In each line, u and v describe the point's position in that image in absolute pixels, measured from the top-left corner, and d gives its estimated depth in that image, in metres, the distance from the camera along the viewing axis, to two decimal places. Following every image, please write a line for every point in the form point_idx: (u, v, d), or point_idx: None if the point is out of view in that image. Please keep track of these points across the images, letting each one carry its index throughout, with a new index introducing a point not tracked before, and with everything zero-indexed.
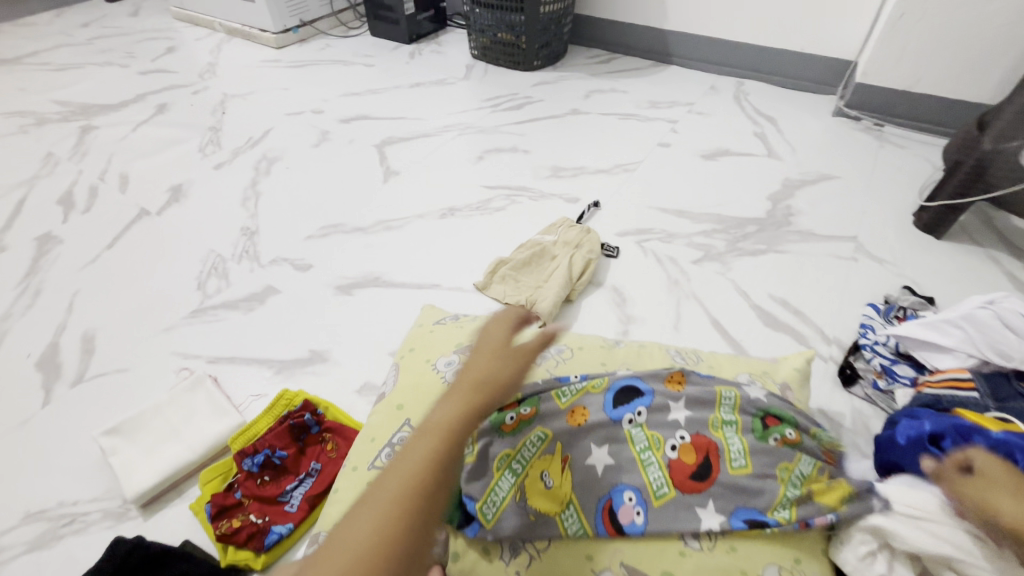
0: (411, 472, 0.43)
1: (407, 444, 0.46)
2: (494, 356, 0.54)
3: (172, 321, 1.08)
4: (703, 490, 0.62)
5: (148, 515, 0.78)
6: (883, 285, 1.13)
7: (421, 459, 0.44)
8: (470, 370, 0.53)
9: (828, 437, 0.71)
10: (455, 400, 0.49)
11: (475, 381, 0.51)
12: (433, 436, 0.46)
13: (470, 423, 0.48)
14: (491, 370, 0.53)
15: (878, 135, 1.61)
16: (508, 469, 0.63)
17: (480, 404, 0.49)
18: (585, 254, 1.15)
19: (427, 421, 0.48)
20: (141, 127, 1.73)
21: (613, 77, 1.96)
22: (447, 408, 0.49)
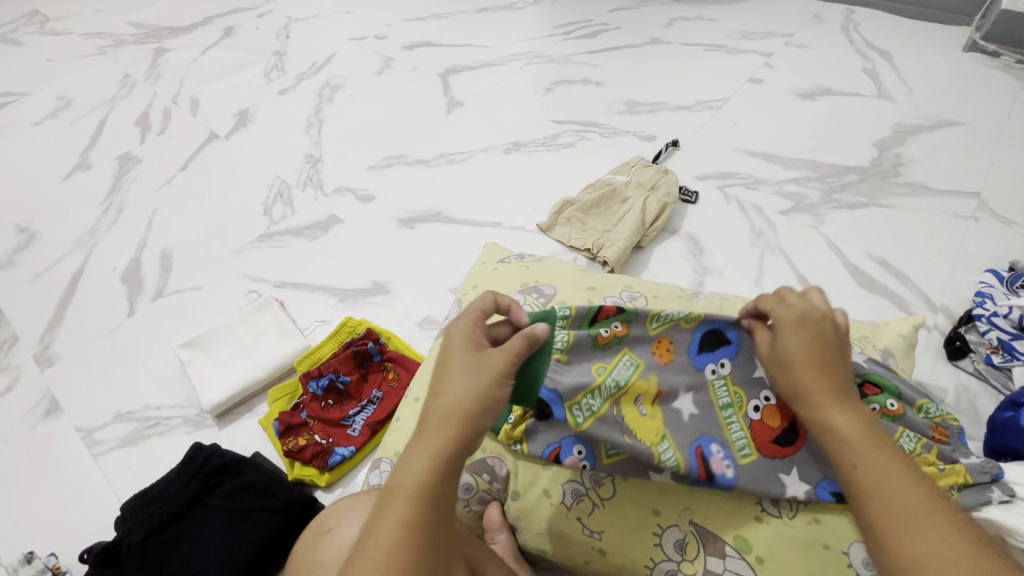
0: (390, 545, 0.43)
1: (382, 506, 0.45)
2: (464, 375, 0.48)
3: (241, 244, 1.10)
4: (789, 455, 0.56)
5: (223, 425, 0.82)
6: (1007, 249, 0.99)
7: (399, 526, 0.43)
8: (439, 402, 0.48)
9: (936, 411, 0.63)
10: (429, 446, 0.46)
11: (443, 420, 0.47)
12: (410, 500, 0.44)
13: (449, 470, 0.46)
14: (467, 400, 0.47)
15: (1018, 75, 1.37)
16: (606, 380, 0.58)
17: (456, 449, 0.46)
18: (661, 197, 1.06)
19: (405, 469, 0.46)
20: (210, 50, 1.73)
21: (699, 3, 1.75)
22: (421, 458, 0.46)
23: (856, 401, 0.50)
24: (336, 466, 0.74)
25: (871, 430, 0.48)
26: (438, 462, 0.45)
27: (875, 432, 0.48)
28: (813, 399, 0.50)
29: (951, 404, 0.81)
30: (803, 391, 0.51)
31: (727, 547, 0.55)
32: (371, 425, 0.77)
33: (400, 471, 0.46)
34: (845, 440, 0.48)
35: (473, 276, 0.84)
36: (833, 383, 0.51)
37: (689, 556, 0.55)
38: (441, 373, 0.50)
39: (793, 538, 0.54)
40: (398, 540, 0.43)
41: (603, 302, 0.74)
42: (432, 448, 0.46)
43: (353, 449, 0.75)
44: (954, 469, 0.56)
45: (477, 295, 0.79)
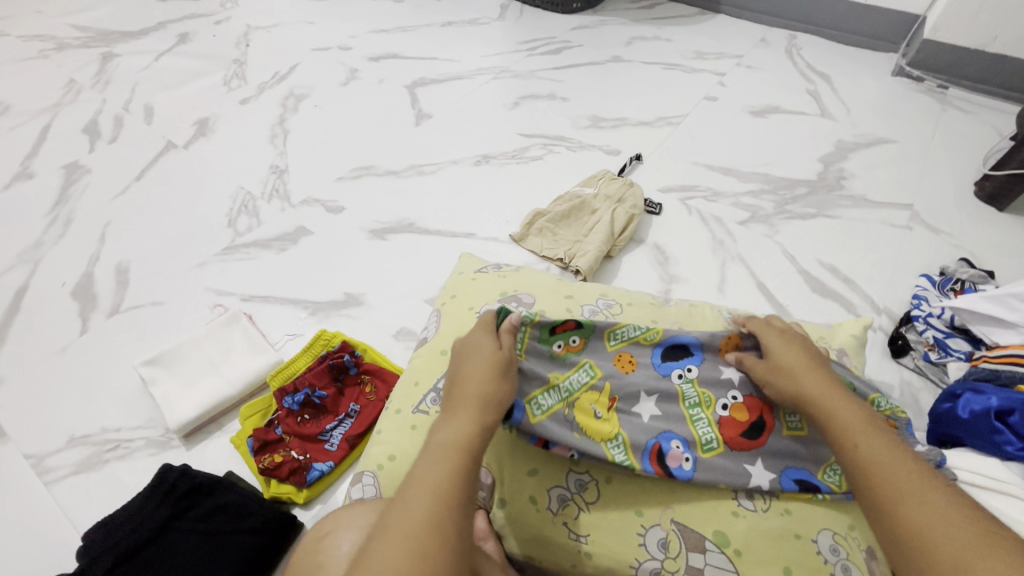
0: (428, 496, 0.46)
1: (419, 467, 0.49)
2: (491, 365, 0.56)
3: (204, 257, 1.06)
4: (755, 449, 0.61)
5: (191, 445, 0.79)
6: (938, 256, 1.08)
7: (436, 487, 0.47)
8: (471, 386, 0.54)
9: (886, 404, 0.68)
10: (463, 419, 0.52)
11: (476, 398, 0.54)
12: (447, 461, 0.49)
13: (482, 443, 0.51)
14: (495, 385, 0.55)
15: (939, 98, 1.50)
16: (557, 387, 0.62)
17: (488, 425, 0.52)
18: (628, 208, 1.11)
19: (437, 441, 0.50)
20: (163, 56, 1.67)
21: (656, 24, 1.84)
22: (457, 426, 0.51)
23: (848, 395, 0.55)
24: (314, 483, 0.72)
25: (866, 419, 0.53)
26: (467, 438, 0.51)
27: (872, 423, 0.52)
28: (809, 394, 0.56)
29: (897, 400, 0.88)
30: (802, 388, 0.57)
31: (707, 543, 0.57)
32: (350, 439, 0.76)
33: (435, 443, 0.50)
34: (847, 423, 0.52)
35: (451, 286, 0.84)
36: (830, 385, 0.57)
37: (671, 554, 0.57)
38: (472, 364, 0.57)
39: (766, 530, 0.57)
40: (434, 497, 0.46)
41: (581, 310, 0.76)
42: (465, 419, 0.52)
43: (331, 463, 0.73)
44: None
45: (456, 305, 0.80)
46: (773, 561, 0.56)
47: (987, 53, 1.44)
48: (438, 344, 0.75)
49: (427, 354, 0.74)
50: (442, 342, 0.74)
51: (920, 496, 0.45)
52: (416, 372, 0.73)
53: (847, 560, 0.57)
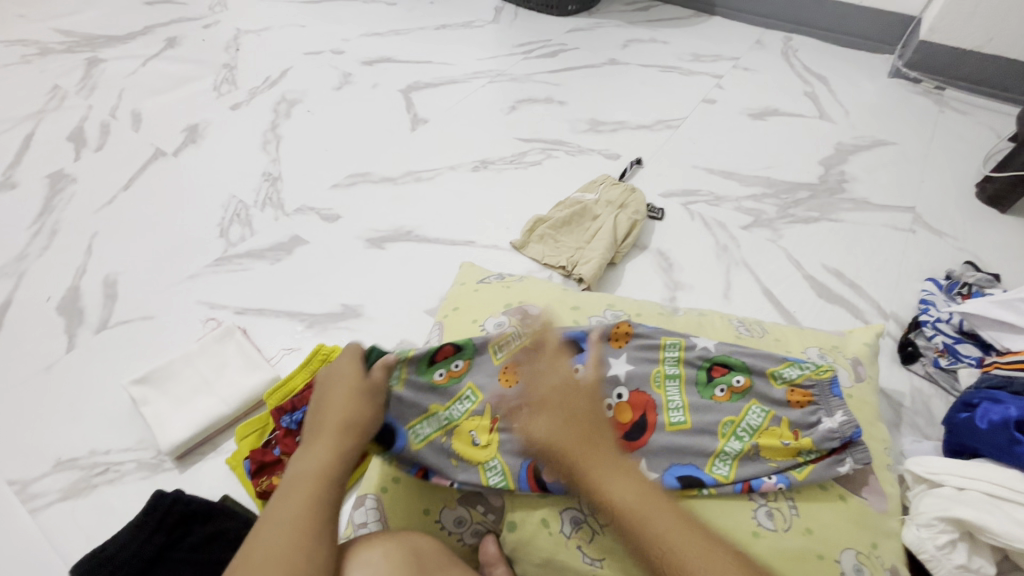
0: (284, 528, 0.48)
1: (276, 502, 0.51)
2: (351, 395, 0.60)
3: (195, 269, 1.03)
4: (638, 449, 0.60)
5: (184, 467, 0.75)
6: (942, 260, 1.07)
7: (299, 510, 0.50)
8: (329, 418, 0.58)
9: (795, 373, 0.64)
10: (319, 450, 0.56)
11: (336, 430, 0.57)
12: (312, 484, 0.52)
13: (343, 465, 0.55)
14: (357, 414, 0.58)
15: (937, 99, 1.50)
16: (433, 416, 0.62)
17: (345, 449, 0.56)
18: (630, 214, 1.09)
19: (295, 472, 0.54)
20: (151, 61, 1.63)
21: (651, 27, 1.83)
22: (315, 458, 0.55)
23: (613, 453, 0.58)
24: None
25: (629, 478, 0.56)
26: (327, 465, 0.54)
27: (632, 479, 0.56)
28: (568, 459, 0.57)
29: (908, 407, 0.86)
30: (552, 447, 0.58)
31: None
32: None
33: (292, 474, 0.54)
34: (603, 486, 0.56)
35: (453, 298, 0.82)
36: (585, 439, 0.58)
37: None
38: (334, 395, 0.60)
39: (790, 550, 0.55)
40: (300, 519, 0.49)
41: (588, 322, 0.74)
42: (324, 452, 0.55)
43: None
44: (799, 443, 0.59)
45: (458, 318, 0.77)
46: None
47: (984, 55, 1.44)
48: None
49: None
50: None
51: (692, 553, 0.51)
52: None
53: None
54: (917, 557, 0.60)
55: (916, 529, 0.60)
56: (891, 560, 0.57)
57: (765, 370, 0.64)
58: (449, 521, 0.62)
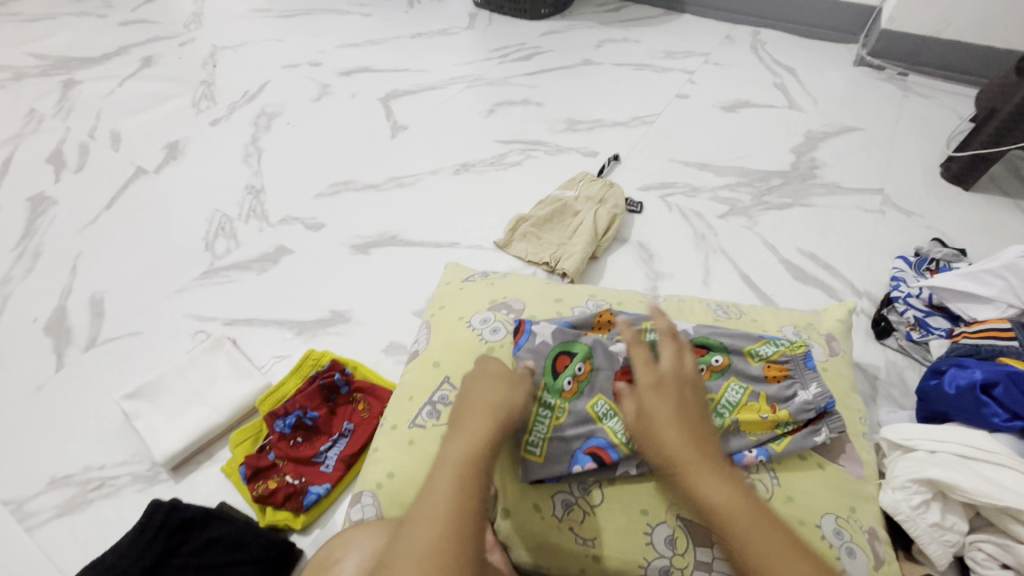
0: (441, 510, 0.48)
1: (427, 483, 0.51)
2: (502, 381, 0.59)
3: (182, 283, 1.04)
4: None
5: (179, 477, 0.76)
6: (911, 238, 1.11)
7: (447, 499, 0.49)
8: (476, 401, 0.57)
9: (770, 350, 0.67)
10: (470, 433, 0.54)
11: (481, 416, 0.56)
12: (457, 471, 0.51)
13: (488, 453, 0.53)
14: (503, 398, 0.58)
15: (900, 85, 1.55)
16: (542, 415, 0.61)
17: (496, 434, 0.55)
18: (609, 209, 1.11)
19: (444, 457, 0.53)
20: (127, 81, 1.64)
21: (623, 27, 1.87)
22: (464, 444, 0.53)
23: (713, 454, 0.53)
24: (311, 507, 0.70)
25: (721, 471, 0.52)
26: (475, 451, 0.53)
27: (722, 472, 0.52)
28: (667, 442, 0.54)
29: (884, 379, 0.89)
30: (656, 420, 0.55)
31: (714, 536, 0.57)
32: (345, 459, 0.74)
33: (443, 458, 0.53)
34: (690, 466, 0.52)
35: (439, 297, 0.83)
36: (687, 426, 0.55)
37: (679, 551, 0.57)
38: (482, 384, 0.59)
39: None
40: (452, 501, 0.49)
41: (571, 312, 0.76)
42: (468, 437, 0.54)
43: (328, 486, 0.71)
44: (777, 416, 0.61)
45: (445, 316, 0.79)
46: None
47: (943, 40, 1.50)
48: (430, 356, 0.74)
49: (419, 367, 0.73)
50: (436, 354, 0.73)
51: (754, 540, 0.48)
52: (409, 386, 0.71)
53: (852, 543, 0.57)
54: (894, 518, 0.62)
55: (891, 492, 0.62)
56: (869, 522, 0.60)
57: (742, 349, 0.67)
58: None
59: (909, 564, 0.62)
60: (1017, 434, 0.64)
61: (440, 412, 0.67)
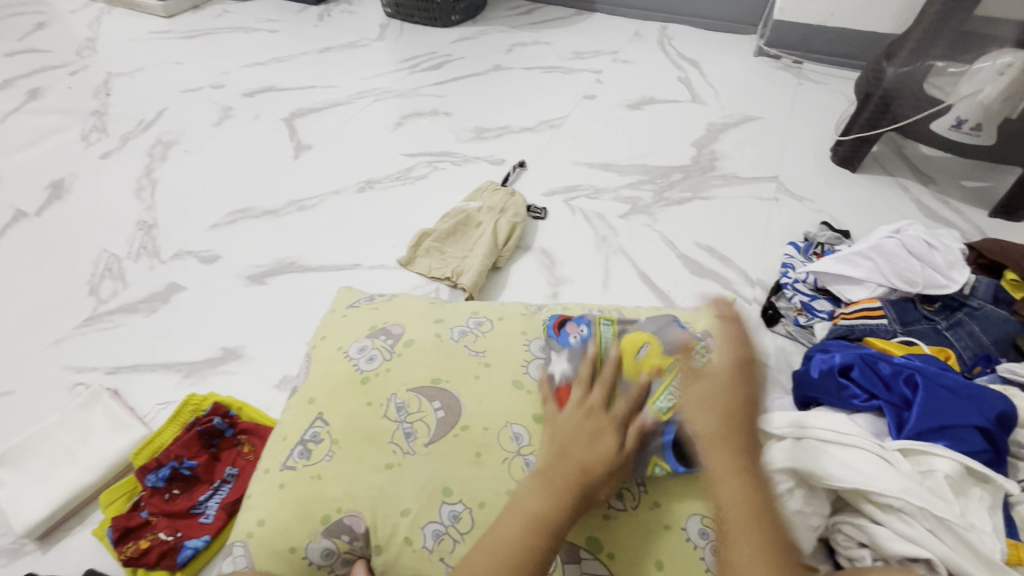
0: (500, 556, 0.50)
1: (499, 525, 0.52)
2: (604, 442, 0.56)
3: (61, 333, 0.98)
4: None
5: (47, 547, 0.71)
6: (803, 224, 1.15)
7: (508, 542, 0.50)
8: (572, 457, 0.56)
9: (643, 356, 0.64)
10: (546, 489, 0.54)
11: (571, 470, 0.54)
12: (527, 522, 0.52)
13: (561, 519, 0.52)
14: (596, 465, 0.55)
15: (796, 73, 1.61)
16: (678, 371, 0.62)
17: (570, 503, 0.53)
18: (510, 218, 1.11)
19: (520, 502, 0.53)
20: (11, 116, 1.54)
21: (535, 29, 1.88)
22: (543, 497, 0.53)
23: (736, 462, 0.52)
24: (188, 563, 0.67)
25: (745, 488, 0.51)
26: (549, 511, 0.52)
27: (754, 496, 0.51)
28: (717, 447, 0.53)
29: (773, 366, 0.91)
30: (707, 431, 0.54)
31: (581, 551, 0.57)
32: (226, 507, 0.71)
33: (515, 503, 0.54)
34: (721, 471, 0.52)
35: (323, 326, 0.80)
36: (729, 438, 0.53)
37: (547, 569, 0.56)
38: (573, 435, 0.57)
39: (637, 526, 0.58)
40: (510, 546, 0.50)
41: (451, 333, 0.74)
42: (547, 484, 0.54)
43: (207, 538, 0.68)
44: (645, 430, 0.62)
45: (325, 346, 0.76)
46: (647, 557, 0.57)
47: (830, 28, 1.56)
48: (306, 392, 0.71)
49: (295, 404, 0.70)
50: (311, 390, 0.70)
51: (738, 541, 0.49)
52: (284, 426, 0.69)
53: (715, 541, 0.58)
54: None
55: None
56: None
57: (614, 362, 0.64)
58: (315, 555, 0.59)
59: None
60: (875, 412, 0.67)
61: (311, 451, 0.65)
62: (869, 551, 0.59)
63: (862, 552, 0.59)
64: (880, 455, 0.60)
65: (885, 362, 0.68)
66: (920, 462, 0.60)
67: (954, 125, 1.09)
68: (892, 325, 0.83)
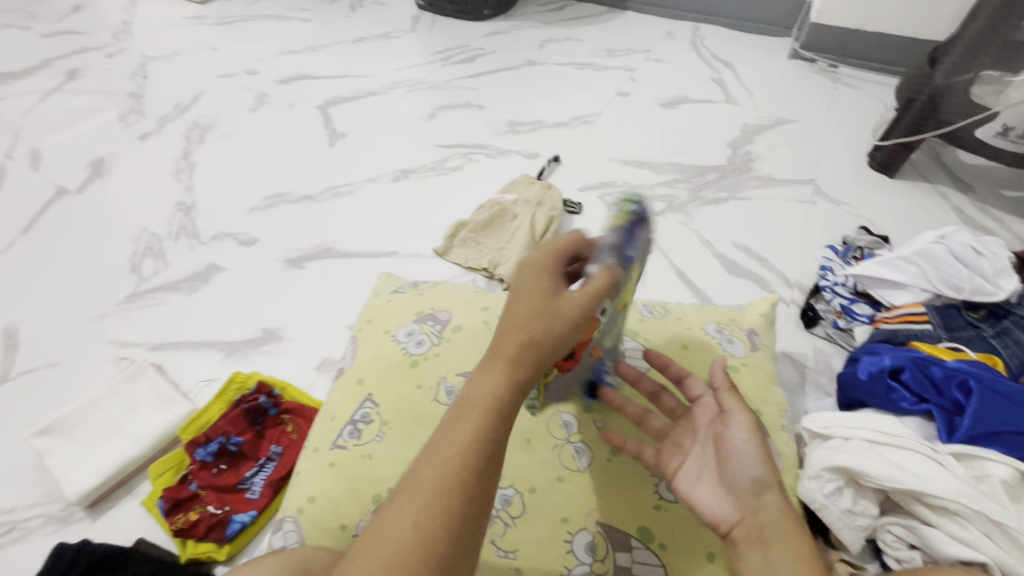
0: (448, 463, 0.44)
1: (446, 424, 0.46)
2: (543, 305, 0.49)
3: (104, 308, 0.99)
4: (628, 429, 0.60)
5: (97, 515, 0.73)
6: (840, 227, 1.15)
7: (460, 442, 0.45)
8: (512, 327, 0.49)
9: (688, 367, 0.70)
10: (492, 372, 0.47)
11: (522, 344, 0.48)
12: (477, 415, 0.45)
13: (509, 403, 0.46)
14: (542, 330, 0.48)
15: (832, 77, 1.60)
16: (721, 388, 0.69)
17: (519, 377, 0.47)
18: (547, 211, 1.12)
19: (467, 394, 0.47)
20: (50, 96, 1.56)
21: (567, 26, 1.87)
22: (488, 381, 0.47)
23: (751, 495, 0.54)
24: (236, 536, 0.68)
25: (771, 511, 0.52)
26: (495, 398, 0.46)
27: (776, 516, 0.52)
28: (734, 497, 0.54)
29: (812, 367, 0.91)
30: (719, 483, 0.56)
31: (633, 540, 0.58)
32: (272, 484, 0.72)
33: (464, 395, 0.47)
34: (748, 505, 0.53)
35: (367, 310, 0.81)
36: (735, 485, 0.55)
37: (599, 556, 0.57)
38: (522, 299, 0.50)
39: (688, 518, 0.59)
40: (462, 447, 0.44)
41: (498, 321, 0.75)
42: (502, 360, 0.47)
43: (253, 513, 0.69)
44: None
45: (371, 329, 0.77)
46: (698, 550, 0.57)
47: (868, 32, 1.54)
48: (354, 374, 0.71)
49: (343, 386, 0.71)
50: (359, 372, 0.71)
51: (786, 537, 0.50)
52: (333, 406, 0.69)
53: None
54: (810, 507, 0.63)
55: (806, 482, 0.63)
56: None
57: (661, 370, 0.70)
58: None
59: (827, 550, 0.64)
60: (924, 415, 0.67)
61: (361, 431, 0.65)
62: (920, 553, 0.58)
63: (912, 555, 0.59)
64: (933, 457, 0.60)
65: (939, 366, 0.68)
66: (974, 467, 0.60)
67: (1000, 132, 1.10)
68: (937, 330, 0.82)
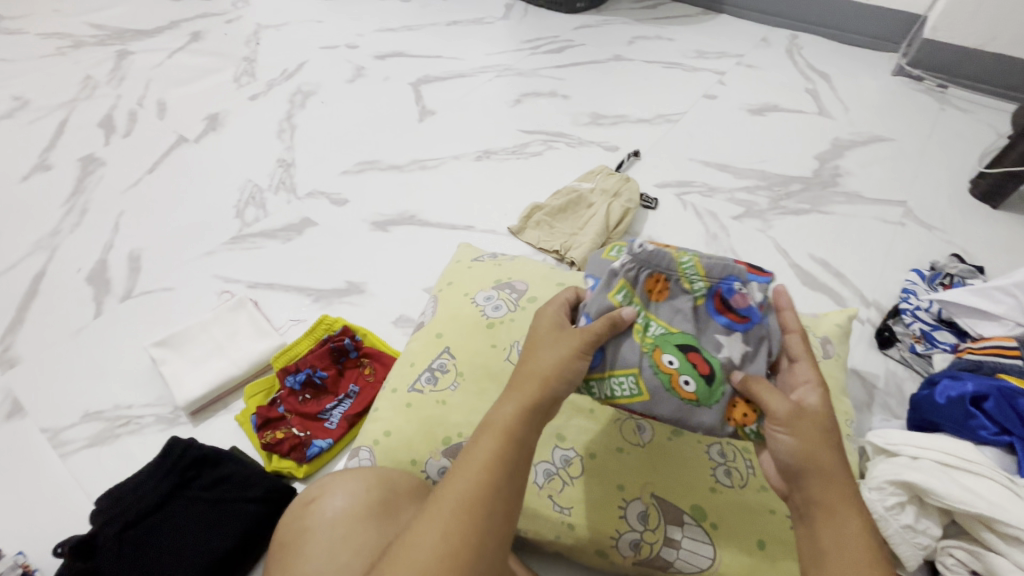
0: (474, 474, 0.48)
1: (472, 444, 0.50)
2: (559, 347, 0.56)
3: (212, 246, 1.10)
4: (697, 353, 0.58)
5: (198, 421, 0.83)
6: (929, 252, 1.10)
7: (486, 457, 0.48)
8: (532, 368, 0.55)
9: None
10: (513, 400, 0.53)
11: (535, 378, 0.54)
12: (497, 436, 0.50)
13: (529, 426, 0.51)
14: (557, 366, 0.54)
15: (939, 97, 1.51)
16: None
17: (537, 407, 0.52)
18: (623, 202, 1.13)
19: (489, 418, 0.52)
20: (176, 54, 1.72)
21: (659, 24, 1.86)
22: (509, 407, 0.52)
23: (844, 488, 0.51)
24: (314, 458, 0.75)
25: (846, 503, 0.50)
26: (518, 420, 0.51)
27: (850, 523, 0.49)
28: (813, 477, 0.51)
29: (881, 388, 0.89)
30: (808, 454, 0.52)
31: (685, 516, 0.60)
32: (349, 418, 0.79)
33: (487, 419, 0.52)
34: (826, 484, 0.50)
35: (448, 273, 0.87)
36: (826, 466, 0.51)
37: (650, 526, 0.60)
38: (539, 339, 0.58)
39: (742, 504, 0.61)
40: (487, 460, 0.48)
41: None
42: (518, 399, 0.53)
43: (331, 441, 0.77)
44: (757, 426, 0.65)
45: (452, 291, 0.82)
46: (748, 535, 0.59)
47: (987, 54, 1.45)
48: (434, 327, 0.77)
49: (423, 337, 0.77)
50: (439, 326, 0.77)
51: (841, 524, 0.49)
52: (413, 353, 0.75)
53: None
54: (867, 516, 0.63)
55: (867, 491, 0.63)
56: None
57: None
58: (434, 470, 0.65)
59: None
60: (1004, 447, 0.65)
61: (437, 378, 0.71)
62: None
63: None
64: (1009, 487, 0.59)
65: None
66: None
67: None
68: None
